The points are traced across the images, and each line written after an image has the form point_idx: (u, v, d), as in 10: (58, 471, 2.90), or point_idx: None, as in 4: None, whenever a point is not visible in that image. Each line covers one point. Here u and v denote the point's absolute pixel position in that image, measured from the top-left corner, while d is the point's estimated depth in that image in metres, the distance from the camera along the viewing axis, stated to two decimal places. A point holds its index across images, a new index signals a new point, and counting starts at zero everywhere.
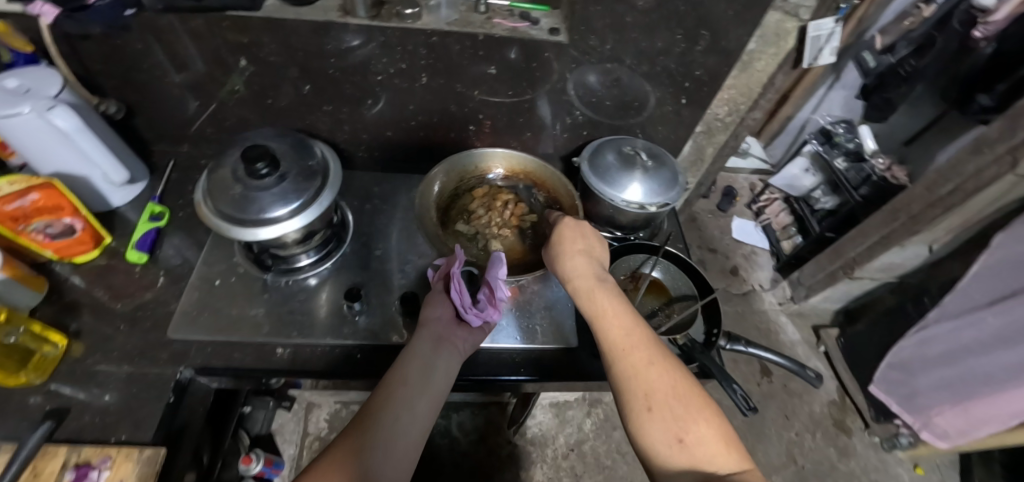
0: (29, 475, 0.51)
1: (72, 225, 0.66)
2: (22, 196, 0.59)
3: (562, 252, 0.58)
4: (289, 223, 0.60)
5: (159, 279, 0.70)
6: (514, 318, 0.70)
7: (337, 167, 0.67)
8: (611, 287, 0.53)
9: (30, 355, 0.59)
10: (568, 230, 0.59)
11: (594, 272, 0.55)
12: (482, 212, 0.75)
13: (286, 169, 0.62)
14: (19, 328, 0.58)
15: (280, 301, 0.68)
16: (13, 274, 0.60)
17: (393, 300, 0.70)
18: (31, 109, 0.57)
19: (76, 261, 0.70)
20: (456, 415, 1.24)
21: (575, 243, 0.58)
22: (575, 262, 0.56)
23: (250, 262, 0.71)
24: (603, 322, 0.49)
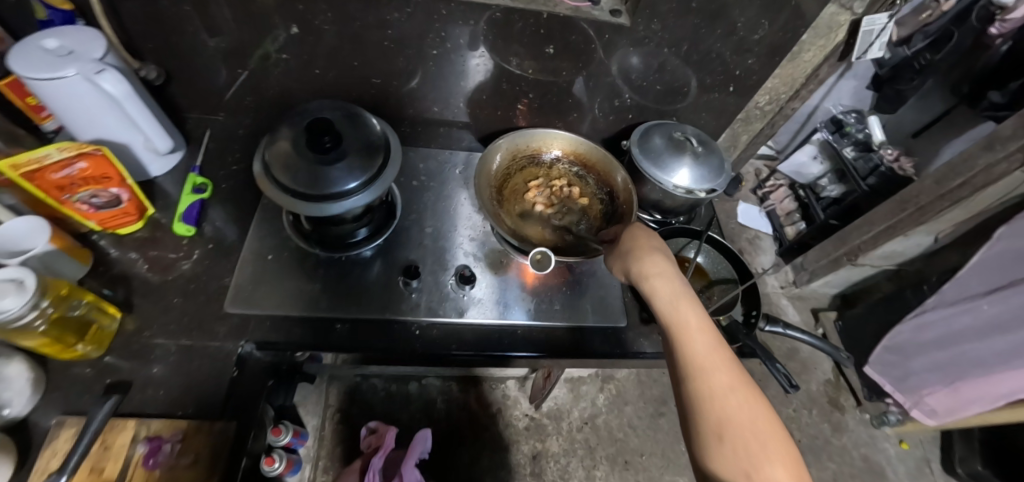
0: (100, 446, 0.51)
1: (118, 196, 0.64)
2: (71, 164, 0.57)
3: (638, 250, 0.55)
4: (355, 199, 0.59)
5: (207, 252, 0.69)
6: (565, 298, 0.71)
7: (396, 142, 0.66)
8: (687, 295, 0.51)
9: (88, 327, 0.58)
10: (639, 235, 0.58)
11: (669, 272, 0.52)
12: (534, 194, 0.76)
13: (349, 144, 0.61)
14: (81, 300, 0.57)
15: (333, 278, 0.68)
16: (61, 246, 0.59)
17: (446, 277, 0.71)
18: (77, 72, 0.54)
19: (119, 232, 0.68)
20: (475, 388, 1.27)
21: (649, 242, 0.56)
22: (653, 259, 0.54)
23: (300, 237, 0.70)
24: (677, 327, 0.48)
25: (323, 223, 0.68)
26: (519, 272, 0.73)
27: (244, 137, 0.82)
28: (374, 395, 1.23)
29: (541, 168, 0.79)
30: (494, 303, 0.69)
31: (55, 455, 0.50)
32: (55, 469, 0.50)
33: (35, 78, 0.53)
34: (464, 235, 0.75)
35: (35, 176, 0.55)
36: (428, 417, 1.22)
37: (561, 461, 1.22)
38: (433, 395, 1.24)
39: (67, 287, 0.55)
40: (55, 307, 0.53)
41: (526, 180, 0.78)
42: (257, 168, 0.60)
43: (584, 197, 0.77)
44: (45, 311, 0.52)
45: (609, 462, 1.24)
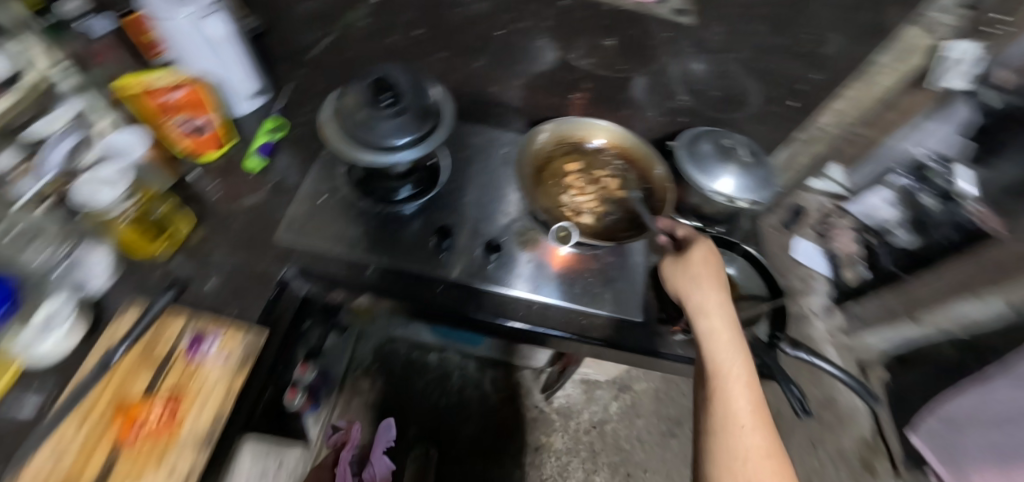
0: (156, 328, 0.57)
1: (207, 125, 0.73)
2: (173, 90, 0.66)
3: (697, 281, 0.59)
4: (399, 154, 0.63)
5: (268, 186, 0.77)
6: (586, 285, 0.72)
7: (452, 113, 0.68)
8: (734, 337, 0.54)
9: (166, 229, 0.67)
10: (704, 273, 0.60)
11: (722, 311, 0.56)
12: (573, 180, 0.78)
13: (407, 105, 0.64)
14: (162, 204, 0.66)
15: (371, 227, 0.73)
16: (156, 157, 0.69)
17: (476, 244, 0.74)
18: (188, 14, 0.63)
19: (206, 160, 0.77)
20: (490, 372, 1.29)
21: (712, 276, 0.60)
22: (710, 295, 0.58)
23: (350, 187, 0.77)
24: (717, 364, 0.52)
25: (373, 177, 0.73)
26: (544, 252, 0.74)
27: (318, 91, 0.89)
28: (398, 358, 1.28)
29: (584, 156, 0.80)
30: (519, 275, 0.71)
31: (119, 327, 0.56)
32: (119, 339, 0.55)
33: (162, 16, 0.62)
34: (500, 209, 0.78)
35: (148, 93, 0.65)
36: (442, 389, 1.25)
37: (562, 458, 1.21)
38: (450, 369, 1.28)
39: (156, 192, 0.65)
40: (143, 205, 0.63)
41: (568, 165, 0.79)
42: (322, 116, 0.66)
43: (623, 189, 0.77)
44: (136, 204, 0.61)
45: (611, 470, 1.21)
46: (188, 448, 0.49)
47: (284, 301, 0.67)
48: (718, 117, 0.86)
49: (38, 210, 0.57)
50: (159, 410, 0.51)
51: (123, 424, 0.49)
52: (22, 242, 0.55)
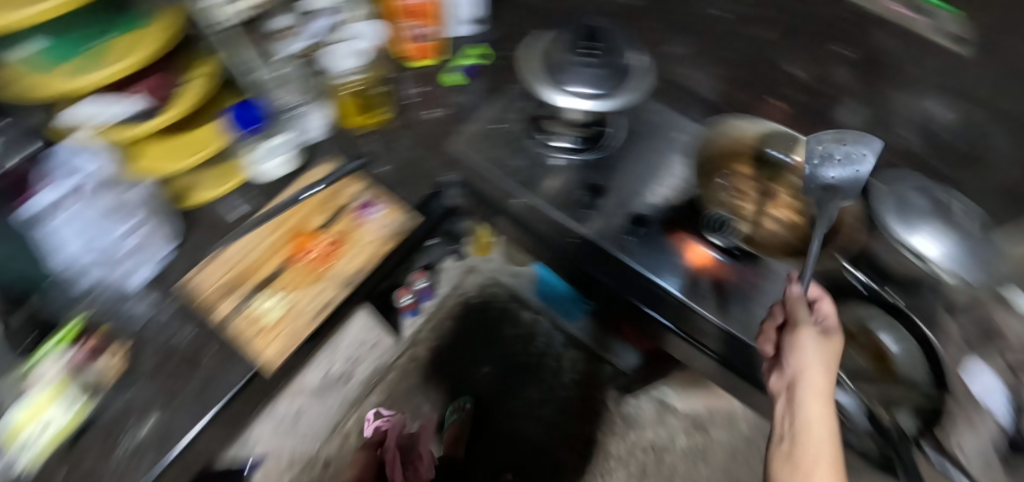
0: (340, 184, 0.65)
1: (429, 32, 0.74)
2: None
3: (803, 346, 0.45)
4: (587, 103, 0.60)
5: (447, 103, 0.75)
6: (732, 304, 0.62)
7: (647, 77, 0.63)
8: (831, 427, 0.40)
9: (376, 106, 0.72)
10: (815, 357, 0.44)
11: (823, 394, 0.42)
12: (744, 184, 0.66)
13: (609, 60, 0.62)
14: (385, 84, 0.74)
15: (523, 164, 0.68)
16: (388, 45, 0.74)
17: (620, 214, 0.67)
18: None
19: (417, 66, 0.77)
20: (570, 351, 1.13)
21: (825, 348, 0.45)
22: (815, 373, 0.43)
23: (517, 119, 0.72)
24: (804, 440, 0.39)
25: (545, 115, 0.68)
26: (688, 250, 0.65)
27: (524, 11, 0.83)
28: None
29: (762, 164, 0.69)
30: (653, 261, 0.64)
31: (316, 173, 0.65)
32: (312, 182, 0.65)
33: None
34: (658, 185, 0.70)
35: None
36: (524, 347, 1.13)
37: (610, 463, 1.10)
38: (537, 331, 1.13)
39: (382, 73, 0.74)
40: (365, 80, 0.71)
41: (739, 167, 0.68)
42: (524, 51, 0.65)
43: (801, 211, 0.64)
44: (363, 78, 0.70)
45: None
46: (332, 285, 0.58)
47: (433, 202, 0.68)
48: (977, 177, 0.64)
49: (291, 67, 0.66)
50: (325, 246, 0.60)
51: (296, 244, 0.60)
52: (274, 86, 0.65)
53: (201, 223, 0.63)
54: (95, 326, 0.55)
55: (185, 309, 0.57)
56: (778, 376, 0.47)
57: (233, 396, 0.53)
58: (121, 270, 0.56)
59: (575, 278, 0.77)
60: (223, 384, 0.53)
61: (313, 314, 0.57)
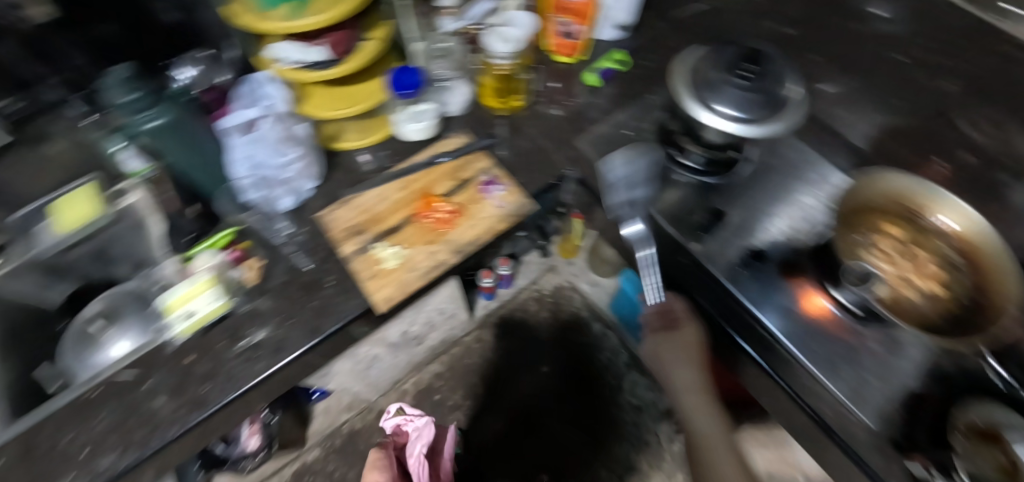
0: (467, 159, 0.68)
1: (578, 32, 0.76)
2: None
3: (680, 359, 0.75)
4: (727, 125, 0.59)
5: (582, 103, 0.76)
6: (846, 364, 0.57)
7: (800, 112, 0.60)
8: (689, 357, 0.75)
9: (513, 94, 0.74)
10: (686, 338, 0.73)
11: (696, 382, 0.77)
12: (882, 244, 0.62)
13: (764, 86, 0.60)
14: (525, 74, 0.76)
15: (643, 173, 0.68)
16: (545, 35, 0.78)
17: (737, 244, 0.65)
18: None
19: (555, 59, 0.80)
20: (634, 374, 1.12)
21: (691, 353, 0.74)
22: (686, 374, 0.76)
23: (649, 131, 0.72)
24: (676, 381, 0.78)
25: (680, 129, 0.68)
26: (804, 295, 0.62)
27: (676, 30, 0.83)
28: None
29: (915, 228, 0.61)
30: (760, 296, 0.61)
31: (447, 144, 0.69)
32: (442, 151, 0.69)
33: None
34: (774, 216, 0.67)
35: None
36: (588, 356, 1.14)
37: None
38: (605, 344, 1.15)
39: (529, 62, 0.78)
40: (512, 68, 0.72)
41: (885, 226, 0.63)
42: (676, 63, 0.65)
43: (948, 288, 0.57)
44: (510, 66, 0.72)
45: None
46: (445, 249, 0.61)
47: (549, 193, 0.71)
48: None
49: (453, 43, 0.74)
50: (445, 212, 0.63)
51: (421, 205, 0.64)
52: (432, 59, 0.72)
53: (340, 167, 0.68)
54: (241, 239, 0.62)
55: (313, 241, 0.63)
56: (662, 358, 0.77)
57: (336, 329, 0.57)
58: (270, 195, 0.63)
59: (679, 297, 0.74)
60: (329, 315, 0.58)
61: (423, 273, 0.60)
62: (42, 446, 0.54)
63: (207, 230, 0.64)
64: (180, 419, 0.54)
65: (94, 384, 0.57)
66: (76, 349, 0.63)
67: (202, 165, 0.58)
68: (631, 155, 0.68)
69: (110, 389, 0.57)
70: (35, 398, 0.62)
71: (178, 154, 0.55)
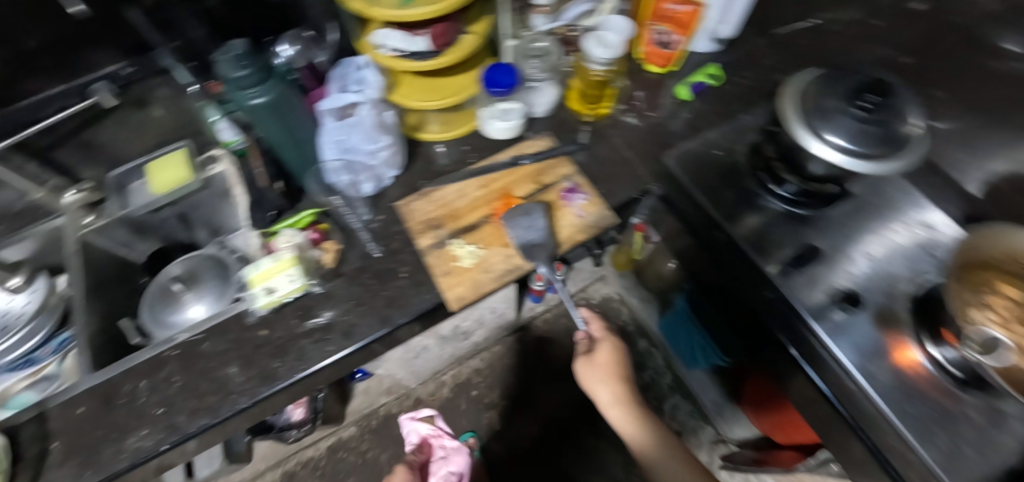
0: (551, 164, 0.67)
1: (675, 42, 0.72)
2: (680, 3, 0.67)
3: (599, 375, 0.72)
4: (835, 157, 0.55)
5: (671, 119, 0.74)
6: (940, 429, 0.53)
7: (921, 152, 0.55)
8: (614, 377, 0.72)
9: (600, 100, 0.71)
10: (596, 381, 0.73)
11: (620, 394, 0.71)
12: (1002, 303, 0.53)
13: (885, 119, 0.55)
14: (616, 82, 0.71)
15: (731, 198, 0.66)
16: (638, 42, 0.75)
17: (827, 284, 0.61)
18: None
19: (645, 66, 0.78)
20: (674, 398, 1.13)
21: (610, 368, 0.72)
22: (607, 392, 0.72)
23: (741, 155, 0.69)
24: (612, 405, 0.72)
25: (775, 155, 0.64)
26: (896, 347, 0.58)
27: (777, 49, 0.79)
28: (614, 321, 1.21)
29: None
30: (828, 320, 0.58)
31: (531, 146, 0.68)
32: (523, 153, 0.67)
33: None
34: (860, 252, 0.63)
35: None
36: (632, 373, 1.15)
37: None
38: (649, 363, 1.16)
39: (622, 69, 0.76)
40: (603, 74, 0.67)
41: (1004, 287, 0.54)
42: (786, 87, 0.61)
43: None
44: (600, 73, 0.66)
45: None
46: (521, 254, 0.60)
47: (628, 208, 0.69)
48: None
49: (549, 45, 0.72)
50: None
51: (500, 206, 0.63)
52: (524, 58, 0.72)
53: (422, 159, 0.68)
54: (322, 221, 0.63)
55: (389, 231, 0.63)
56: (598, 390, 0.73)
57: (404, 323, 0.57)
58: (354, 180, 0.62)
59: (729, 307, 0.73)
60: (399, 309, 0.58)
61: (497, 276, 0.59)
62: (121, 398, 0.56)
63: (290, 207, 0.65)
64: (250, 392, 0.55)
65: (170, 348, 0.58)
66: (157, 306, 0.65)
67: (291, 145, 0.60)
68: (528, 217, 0.60)
69: (186, 352, 0.58)
70: (121, 348, 0.66)
71: (269, 128, 0.56)
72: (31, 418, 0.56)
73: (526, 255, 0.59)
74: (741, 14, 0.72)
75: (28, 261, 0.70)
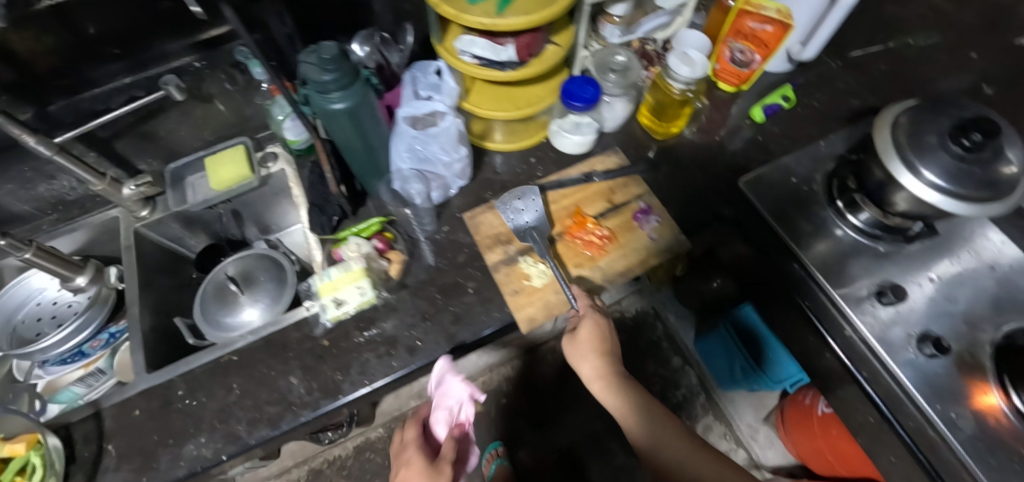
0: (621, 182, 0.65)
1: (752, 62, 0.70)
2: (765, 23, 0.65)
3: (581, 347, 0.55)
4: (929, 193, 0.50)
5: (740, 141, 0.72)
6: None
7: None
8: (601, 350, 0.55)
9: (673, 117, 0.70)
10: (578, 355, 0.56)
11: (608, 371, 0.55)
12: None
13: (989, 156, 0.50)
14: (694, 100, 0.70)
15: (808, 229, 0.62)
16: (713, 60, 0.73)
17: (905, 325, 0.57)
18: None
19: (716, 84, 0.76)
20: (708, 416, 1.12)
21: (597, 340, 0.55)
22: (591, 366, 0.55)
23: (818, 187, 0.66)
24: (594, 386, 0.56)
25: (855, 186, 0.61)
26: (972, 392, 0.53)
27: (852, 73, 0.76)
28: (648, 334, 1.20)
29: None
30: (892, 344, 0.56)
31: (602, 163, 0.66)
32: (596, 169, 0.66)
33: None
34: (925, 274, 0.60)
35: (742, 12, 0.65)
36: (664, 390, 1.14)
37: None
38: (682, 380, 1.15)
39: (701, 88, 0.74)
40: (684, 92, 0.66)
41: None
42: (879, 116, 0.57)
43: None
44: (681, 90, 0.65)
45: None
46: (592, 276, 0.58)
47: (696, 231, 0.67)
48: None
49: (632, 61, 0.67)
50: (599, 236, 0.60)
51: (572, 224, 0.61)
52: (603, 72, 0.67)
53: (487, 169, 0.67)
54: (387, 229, 0.61)
55: (454, 244, 0.61)
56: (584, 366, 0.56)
57: (469, 343, 0.55)
58: (424, 189, 0.59)
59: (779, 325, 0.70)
60: (465, 328, 0.55)
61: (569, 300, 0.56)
62: (179, 402, 0.54)
63: (354, 213, 0.63)
64: (312, 405, 0.53)
65: (229, 353, 0.56)
66: (212, 305, 0.64)
67: (360, 150, 0.56)
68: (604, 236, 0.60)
69: (244, 358, 0.56)
70: (174, 346, 0.65)
71: (340, 132, 0.53)
72: (84, 417, 0.54)
73: (520, 237, 0.60)
74: (826, 36, 0.68)
75: (82, 250, 0.69)
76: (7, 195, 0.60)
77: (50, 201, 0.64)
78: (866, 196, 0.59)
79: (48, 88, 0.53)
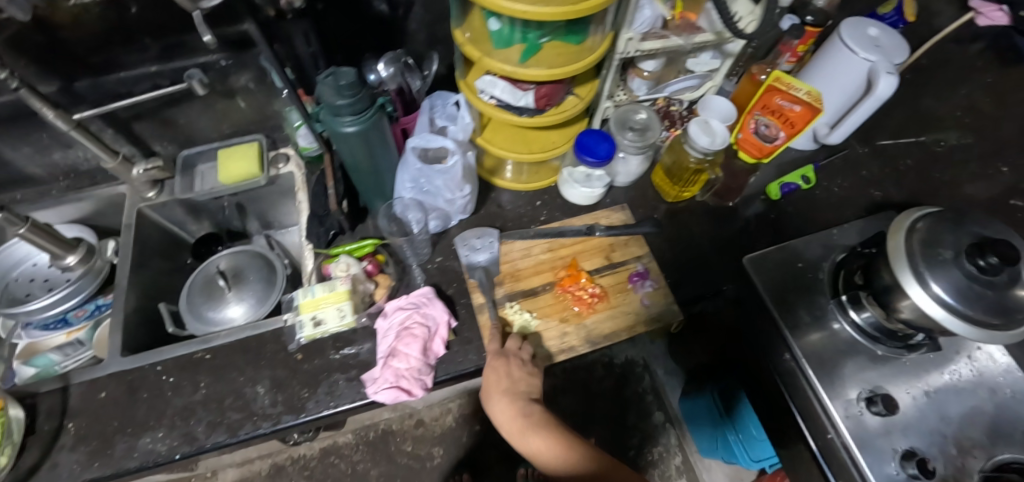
0: (620, 242, 0.64)
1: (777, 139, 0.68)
2: (794, 102, 0.64)
3: (486, 387, 0.53)
4: (932, 302, 0.39)
5: (751, 214, 0.70)
6: None
7: None
8: (508, 383, 0.51)
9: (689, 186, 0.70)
10: (489, 398, 0.53)
11: (517, 413, 0.52)
12: None
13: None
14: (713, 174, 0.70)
15: (807, 320, 0.56)
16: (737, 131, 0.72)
17: (895, 440, 0.49)
18: (875, 61, 0.59)
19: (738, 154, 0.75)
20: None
21: (500, 379, 0.52)
22: (501, 406, 0.53)
23: (829, 274, 0.59)
24: (506, 426, 0.54)
25: (861, 283, 0.54)
26: None
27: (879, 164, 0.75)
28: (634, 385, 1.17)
29: None
30: (876, 451, 0.48)
31: (605, 219, 0.66)
32: (598, 223, 0.65)
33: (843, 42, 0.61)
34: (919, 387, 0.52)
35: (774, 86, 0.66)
36: (640, 445, 1.11)
37: None
38: (660, 438, 1.12)
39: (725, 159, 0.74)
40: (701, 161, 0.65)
41: None
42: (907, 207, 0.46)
43: None
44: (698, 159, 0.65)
45: None
46: (576, 334, 0.57)
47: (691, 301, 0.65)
48: None
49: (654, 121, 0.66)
50: (589, 293, 0.59)
51: (566, 277, 0.60)
52: (622, 129, 0.66)
53: (492, 204, 0.67)
54: (380, 252, 0.61)
55: (443, 276, 0.60)
56: (498, 402, 0.53)
57: (433, 382, 0.53)
58: (422, 219, 0.61)
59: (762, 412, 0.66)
60: (436, 365, 0.54)
61: (547, 355, 0.56)
62: (146, 392, 0.54)
63: (350, 228, 0.63)
64: (274, 418, 0.52)
65: (202, 350, 0.56)
66: (199, 297, 0.65)
67: (366, 169, 0.57)
68: (590, 297, 0.58)
69: (217, 358, 0.56)
70: (156, 329, 0.65)
71: (348, 153, 0.53)
72: (51, 390, 0.54)
73: (469, 273, 0.60)
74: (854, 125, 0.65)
75: (86, 219, 0.70)
76: (22, 158, 0.61)
77: (63, 168, 0.65)
78: (872, 295, 0.51)
79: (76, 66, 0.54)
